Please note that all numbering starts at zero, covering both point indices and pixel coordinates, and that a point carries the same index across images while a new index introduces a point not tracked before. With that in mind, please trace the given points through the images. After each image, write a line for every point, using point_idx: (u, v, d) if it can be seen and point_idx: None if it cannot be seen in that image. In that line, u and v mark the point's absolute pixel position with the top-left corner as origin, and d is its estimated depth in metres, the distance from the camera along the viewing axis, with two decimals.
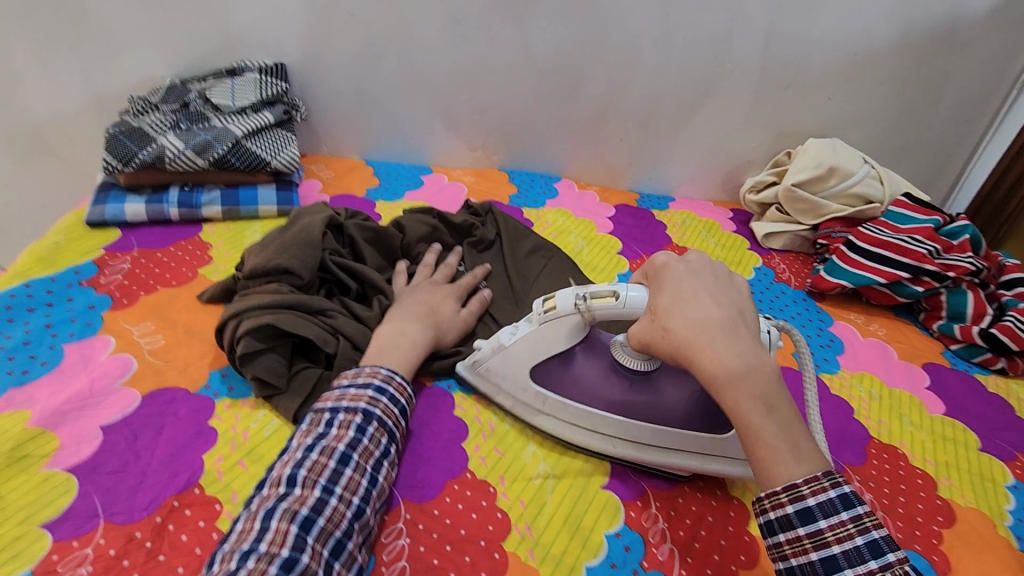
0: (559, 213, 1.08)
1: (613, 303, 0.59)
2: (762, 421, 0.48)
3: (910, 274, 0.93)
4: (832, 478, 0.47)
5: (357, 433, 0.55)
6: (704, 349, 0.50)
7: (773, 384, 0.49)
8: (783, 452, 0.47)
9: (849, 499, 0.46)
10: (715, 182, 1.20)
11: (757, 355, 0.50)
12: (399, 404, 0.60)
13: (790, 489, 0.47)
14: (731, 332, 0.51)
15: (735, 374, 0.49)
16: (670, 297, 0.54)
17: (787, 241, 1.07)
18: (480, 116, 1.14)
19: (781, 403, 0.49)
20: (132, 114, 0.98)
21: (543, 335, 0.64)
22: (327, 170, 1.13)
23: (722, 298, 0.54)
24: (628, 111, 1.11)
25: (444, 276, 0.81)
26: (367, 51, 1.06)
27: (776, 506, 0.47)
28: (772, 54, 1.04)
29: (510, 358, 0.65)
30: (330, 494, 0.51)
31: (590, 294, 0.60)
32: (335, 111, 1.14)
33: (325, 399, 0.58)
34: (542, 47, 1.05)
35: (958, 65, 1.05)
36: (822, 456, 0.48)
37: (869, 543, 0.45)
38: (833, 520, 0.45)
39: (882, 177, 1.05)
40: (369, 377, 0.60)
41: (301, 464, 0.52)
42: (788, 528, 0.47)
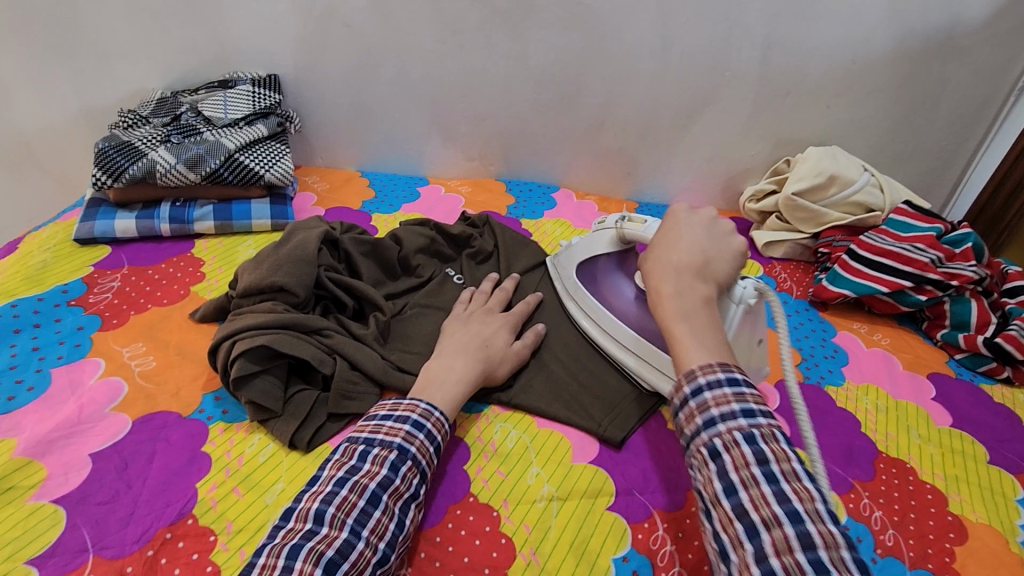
0: (558, 223, 1.07)
1: (639, 227, 0.73)
2: (676, 327, 0.52)
3: (913, 283, 0.92)
4: (739, 396, 0.47)
5: (389, 471, 0.53)
6: (654, 278, 0.58)
7: (700, 305, 0.54)
8: (689, 344, 0.51)
9: (752, 414, 0.46)
10: (714, 191, 1.19)
11: (693, 286, 0.55)
12: (434, 441, 0.58)
13: (689, 375, 0.49)
14: (680, 271, 0.56)
15: (665, 294, 0.55)
16: (661, 240, 0.62)
17: (788, 250, 1.07)
18: (476, 126, 1.12)
19: (702, 320, 0.53)
20: (122, 127, 0.96)
21: (593, 240, 0.80)
22: (321, 182, 1.11)
23: (700, 244, 0.59)
24: (626, 120, 1.11)
25: (476, 298, 0.78)
26: (362, 63, 1.05)
27: (688, 417, 0.48)
28: (771, 63, 1.03)
29: (576, 250, 0.82)
30: (357, 536, 0.49)
31: (626, 219, 0.75)
32: (329, 123, 1.12)
33: (360, 430, 0.57)
34: (539, 57, 1.04)
35: (957, 72, 1.05)
36: (733, 369, 0.48)
37: (756, 450, 0.44)
38: (731, 426, 0.46)
39: (882, 185, 1.04)
40: (407, 410, 0.58)
41: (331, 501, 0.50)
42: (691, 421, 0.48)
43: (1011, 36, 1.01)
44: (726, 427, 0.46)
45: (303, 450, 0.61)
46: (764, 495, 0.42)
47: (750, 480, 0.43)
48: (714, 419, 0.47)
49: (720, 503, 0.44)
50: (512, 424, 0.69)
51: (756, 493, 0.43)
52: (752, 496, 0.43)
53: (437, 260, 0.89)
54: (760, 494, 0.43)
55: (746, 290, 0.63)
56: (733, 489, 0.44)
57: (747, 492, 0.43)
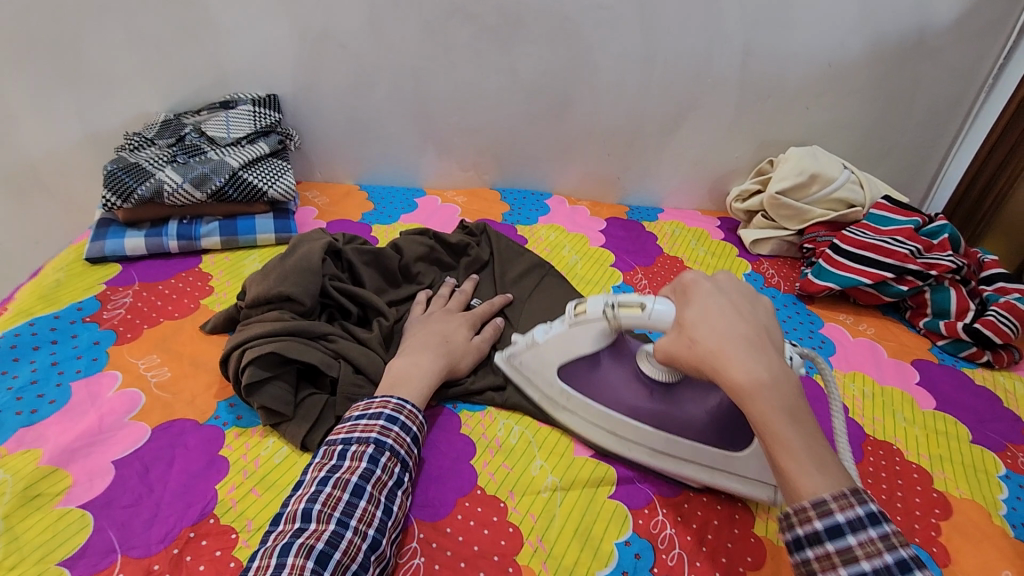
0: (552, 229, 1.10)
1: (638, 314, 0.61)
2: (786, 429, 0.47)
3: (894, 274, 0.96)
4: (885, 537, 0.44)
5: (369, 464, 0.56)
6: (733, 361, 0.50)
7: (797, 397, 0.49)
8: (803, 458, 0.47)
9: (881, 525, 0.45)
10: (702, 192, 1.23)
11: (780, 370, 0.50)
12: (411, 431, 0.61)
13: (820, 504, 0.45)
14: (759, 349, 0.51)
15: (762, 385, 0.49)
16: (700, 310, 0.55)
17: (775, 247, 1.10)
18: (470, 138, 1.16)
19: (806, 420, 0.48)
20: (128, 149, 0.99)
21: (572, 335, 0.68)
22: (321, 197, 1.14)
23: (750, 314, 0.54)
24: (615, 127, 1.15)
25: (457, 303, 0.82)
26: (358, 80, 1.09)
27: (822, 558, 0.45)
28: (750, 69, 1.08)
29: (546, 352, 0.70)
30: (345, 527, 0.52)
31: (618, 304, 0.63)
32: (327, 139, 1.16)
33: (338, 431, 0.60)
34: (529, 70, 1.08)
35: (928, 72, 1.10)
36: (869, 501, 0.45)
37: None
38: (877, 566, 0.44)
39: (862, 181, 1.08)
40: (380, 407, 0.61)
41: (315, 498, 0.53)
42: (829, 570, 0.45)
43: (977, 36, 1.06)
44: (844, 517, 0.45)
45: (314, 451, 0.64)
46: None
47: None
48: (830, 510, 0.45)
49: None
50: (514, 420, 0.72)
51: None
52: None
53: (436, 268, 0.92)
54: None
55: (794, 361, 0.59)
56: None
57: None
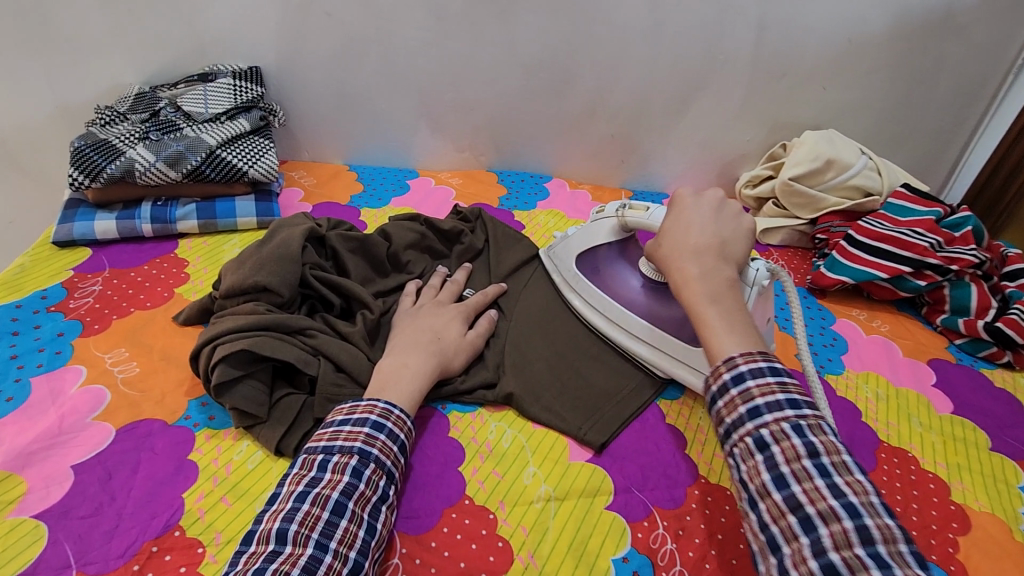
0: (551, 214, 1.05)
1: (642, 215, 0.73)
2: (704, 310, 0.52)
3: (912, 268, 0.90)
4: (784, 385, 0.46)
5: (352, 478, 0.51)
6: (677, 260, 0.56)
7: (726, 288, 0.53)
8: (716, 325, 0.50)
9: (797, 404, 0.45)
10: (709, 177, 1.17)
11: (718, 268, 0.54)
12: (398, 440, 0.56)
13: (726, 361, 0.48)
14: (702, 253, 0.56)
15: (691, 278, 0.54)
16: (671, 224, 0.61)
17: (785, 237, 1.05)
18: (465, 116, 1.10)
19: (729, 302, 0.52)
20: (99, 125, 0.93)
21: (592, 229, 0.80)
22: (308, 177, 1.08)
23: (713, 226, 0.59)
24: (618, 106, 1.08)
25: (449, 295, 0.77)
26: (345, 51, 1.02)
27: (728, 406, 0.47)
28: (765, 44, 1.01)
29: (573, 242, 0.82)
30: (324, 551, 0.47)
31: (628, 207, 0.75)
32: (314, 115, 1.09)
33: (318, 438, 0.55)
34: (527, 44, 1.01)
35: (954, 51, 1.02)
36: (774, 358, 0.47)
37: (806, 443, 0.43)
38: (778, 415, 0.45)
39: (881, 168, 1.02)
40: (365, 412, 0.56)
41: (292, 517, 0.48)
42: (741, 430, 0.46)
43: (1009, 12, 0.99)
44: (747, 366, 0.47)
45: (290, 456, 0.60)
46: (819, 488, 0.41)
47: (801, 473, 0.42)
48: (735, 363, 0.47)
49: (770, 496, 0.42)
50: (507, 423, 0.67)
51: (810, 487, 0.41)
52: (806, 488, 0.41)
53: (428, 256, 0.87)
54: (814, 488, 0.41)
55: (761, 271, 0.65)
56: (784, 482, 0.42)
57: (800, 485, 0.42)
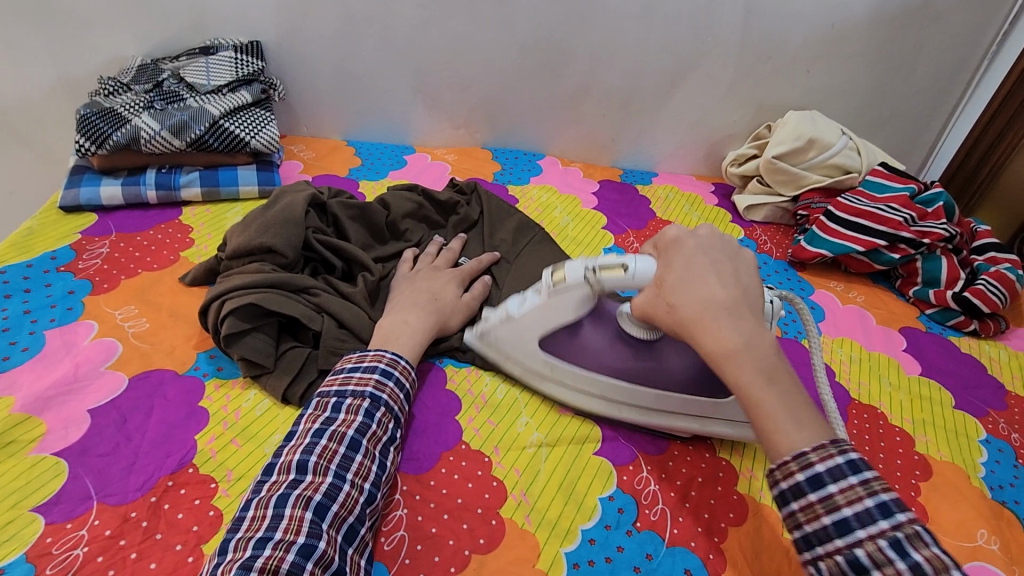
0: (544, 189, 1.08)
1: (621, 275, 0.59)
2: (764, 394, 0.46)
3: (887, 241, 0.95)
4: (870, 487, 0.41)
5: (365, 418, 0.55)
6: (705, 325, 0.49)
7: (773, 356, 0.48)
8: (783, 417, 0.45)
9: (890, 511, 0.40)
10: (697, 156, 1.21)
11: (756, 330, 0.49)
12: (404, 388, 0.60)
13: (799, 457, 0.43)
14: (733, 311, 0.50)
15: (733, 348, 0.48)
16: (677, 276, 0.54)
17: (768, 213, 1.09)
18: (462, 94, 1.13)
19: (782, 376, 0.47)
20: (103, 94, 0.94)
21: (584, 264, 0.76)
22: (307, 151, 1.11)
23: (730, 276, 0.53)
24: (611, 86, 1.11)
25: (445, 261, 0.80)
26: (344, 28, 1.04)
27: (806, 512, 0.42)
28: (752, 27, 1.05)
29: (564, 271, 0.77)
30: (342, 480, 0.51)
31: (597, 266, 0.60)
32: (313, 90, 1.11)
33: (330, 383, 0.59)
34: (523, 23, 1.04)
35: (932, 36, 1.07)
36: (849, 450, 0.43)
37: (912, 565, 0.38)
38: (872, 530, 0.40)
39: (859, 148, 1.06)
40: (374, 360, 0.60)
41: (311, 450, 0.52)
42: (831, 552, 0.41)
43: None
44: (823, 467, 0.42)
45: (296, 404, 0.63)
46: None
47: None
48: (810, 462, 0.43)
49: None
50: (501, 378, 0.71)
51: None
52: None
53: (425, 226, 0.91)
54: None
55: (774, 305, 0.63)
56: None
57: None
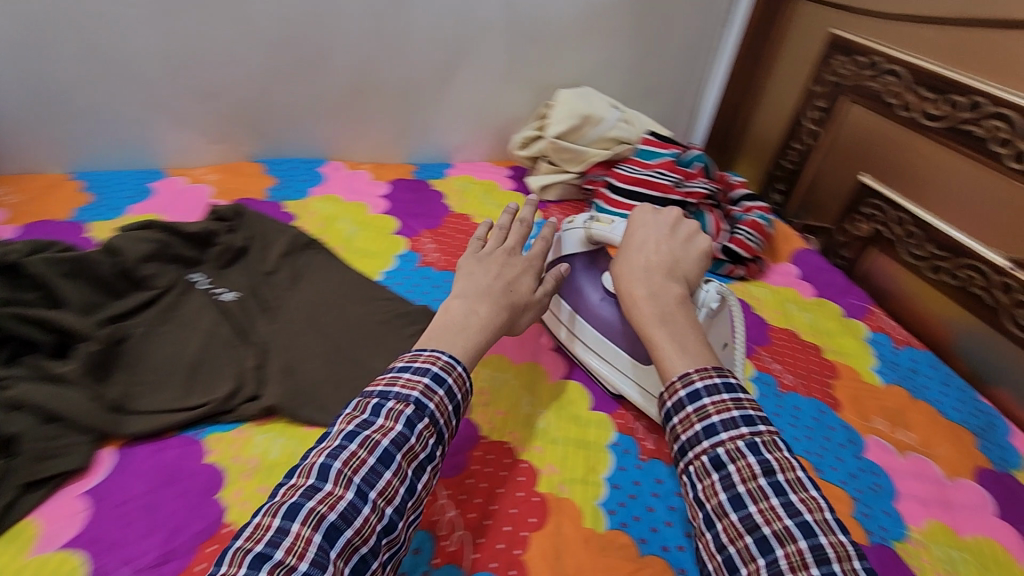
0: (326, 200, 0.99)
1: (607, 227, 0.72)
2: (656, 333, 0.57)
3: (661, 206, 1.00)
4: (738, 401, 0.50)
5: (405, 429, 0.49)
6: (630, 281, 0.62)
7: (673, 304, 0.59)
8: (669, 349, 0.55)
9: (752, 422, 0.49)
10: (490, 142, 1.20)
11: (665, 286, 0.61)
12: (456, 398, 0.53)
13: (682, 377, 0.52)
14: (650, 271, 0.62)
15: (641, 298, 0.60)
16: (627, 243, 0.67)
17: (561, 191, 1.11)
18: (211, 104, 0.98)
19: (675, 320, 0.58)
20: None
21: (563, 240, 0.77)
22: (16, 194, 0.89)
23: (666, 244, 0.65)
24: (383, 80, 1.04)
25: (515, 241, 0.71)
26: (31, 38, 0.84)
27: (684, 424, 0.51)
28: (512, 9, 1.04)
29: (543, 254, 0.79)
30: (363, 499, 0.45)
31: (595, 219, 0.74)
32: (9, 119, 0.90)
33: (376, 384, 0.53)
34: (265, 19, 0.93)
35: (675, 7, 1.14)
36: (728, 375, 0.52)
37: (761, 461, 0.47)
38: (733, 433, 0.49)
39: (630, 119, 1.11)
40: (428, 361, 0.54)
41: (337, 455, 0.46)
42: (699, 452, 0.49)
43: None
44: (702, 383, 0.51)
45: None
46: (773, 507, 0.44)
47: (757, 492, 0.45)
48: (691, 380, 0.52)
49: (726, 515, 0.46)
50: (276, 432, 0.63)
51: (765, 507, 0.45)
52: (762, 509, 0.45)
53: (177, 265, 0.78)
54: (781, 523, 0.44)
55: (711, 293, 0.64)
56: (739, 502, 0.46)
57: (756, 507, 0.45)
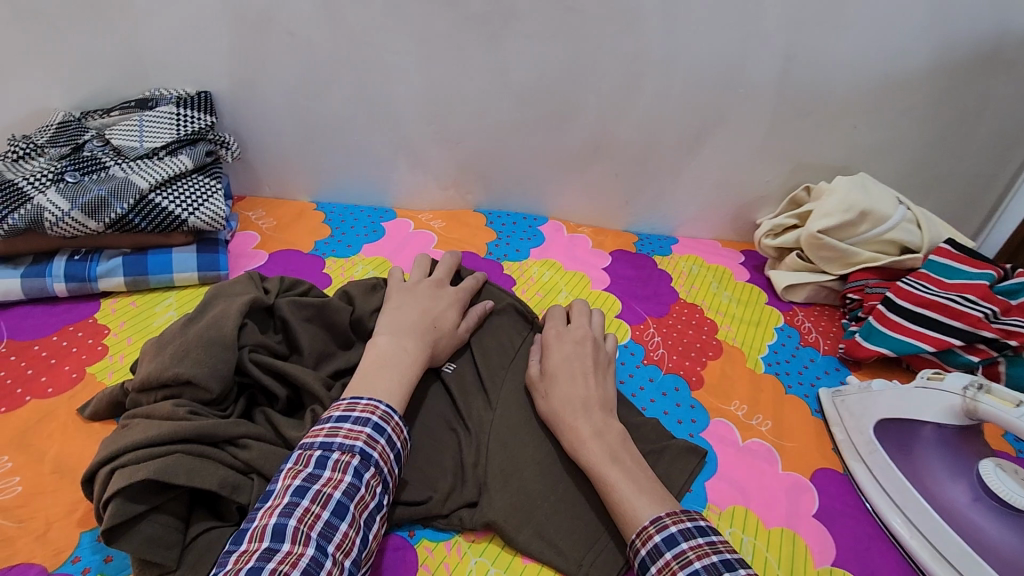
0: (545, 265, 0.92)
1: (1007, 408, 0.56)
2: (609, 473, 0.54)
3: (963, 341, 0.78)
4: (715, 546, 0.48)
5: (354, 479, 0.48)
6: (568, 414, 0.59)
7: (620, 445, 0.57)
8: (629, 490, 0.53)
9: (733, 567, 0.46)
10: (724, 220, 1.05)
11: (607, 422, 0.59)
12: (395, 447, 0.52)
13: (654, 521, 0.50)
14: (588, 407, 0.59)
15: (585, 436, 0.57)
16: (556, 353, 0.65)
17: (811, 293, 0.93)
18: (449, 151, 0.96)
19: (633, 465, 0.55)
20: (11, 159, 0.78)
21: (915, 395, 0.65)
22: (267, 219, 0.94)
23: (589, 372, 0.63)
24: (624, 142, 0.95)
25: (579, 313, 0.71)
26: (311, 76, 0.88)
27: (664, 571, 0.47)
28: (791, 77, 0.89)
29: (880, 399, 0.68)
30: (324, 555, 0.43)
31: (986, 391, 0.59)
32: (276, 148, 0.95)
33: (315, 433, 0.51)
34: (521, 71, 0.88)
35: (1000, 89, 0.91)
36: (699, 519, 0.50)
37: None
38: None
39: (920, 220, 0.89)
40: (367, 411, 0.52)
41: (290, 514, 0.44)
42: None
43: None
44: (677, 528, 0.49)
45: None
46: None
47: None
48: (665, 524, 0.50)
49: None
50: (489, 558, 0.55)
51: None
52: None
53: None
54: None
55: None
56: None
57: None
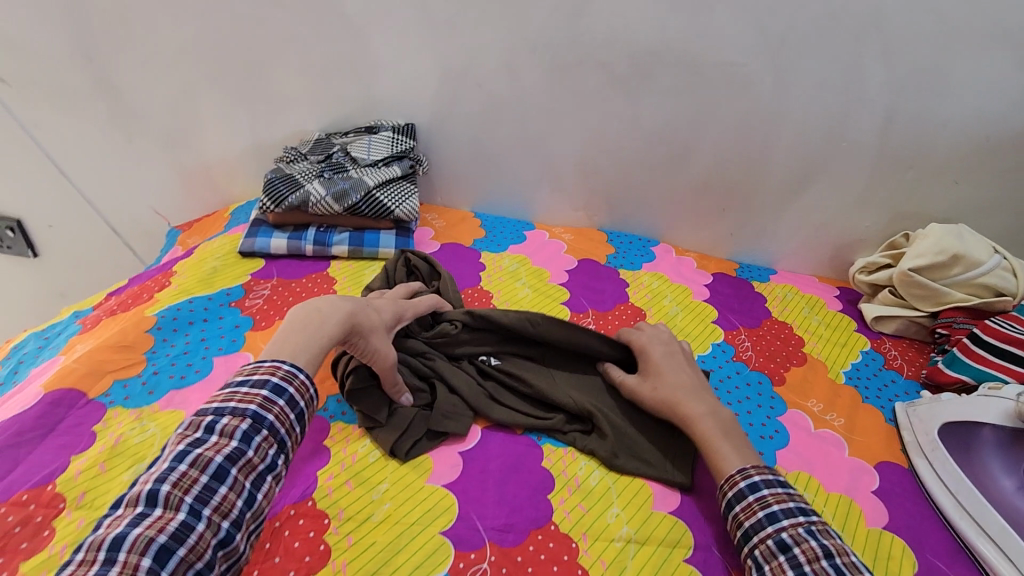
0: (655, 276, 1.10)
1: None
2: (722, 445, 0.66)
3: None
4: (791, 495, 0.60)
5: (240, 444, 0.53)
6: (682, 399, 0.72)
7: (731, 424, 0.70)
8: (739, 455, 0.65)
9: (807, 512, 0.58)
10: (822, 258, 1.18)
11: (715, 407, 0.72)
12: (296, 408, 0.58)
13: (752, 465, 0.63)
14: (698, 394, 0.73)
15: (699, 415, 0.70)
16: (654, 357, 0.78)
17: (901, 326, 1.02)
18: (585, 179, 1.20)
19: (738, 436, 0.68)
20: (286, 161, 1.13)
21: (978, 405, 0.78)
22: (439, 220, 1.22)
23: (690, 371, 0.77)
24: (735, 182, 1.13)
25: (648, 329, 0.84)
26: (489, 115, 1.16)
27: (746, 511, 0.60)
28: (893, 135, 1.02)
29: (946, 408, 0.80)
30: (197, 518, 0.48)
31: None
32: (453, 167, 1.24)
33: (211, 401, 0.56)
34: (653, 119, 1.10)
35: None
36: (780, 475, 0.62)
37: (822, 545, 0.54)
38: (792, 521, 0.57)
39: (1016, 269, 0.97)
40: (266, 374, 0.58)
41: (164, 480, 0.49)
42: (764, 536, 0.57)
43: None
44: (760, 478, 0.62)
45: (401, 459, 0.69)
46: None
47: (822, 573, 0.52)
48: (749, 474, 0.62)
49: None
50: (595, 463, 0.72)
51: None
52: None
53: None
54: None
55: None
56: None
57: None
